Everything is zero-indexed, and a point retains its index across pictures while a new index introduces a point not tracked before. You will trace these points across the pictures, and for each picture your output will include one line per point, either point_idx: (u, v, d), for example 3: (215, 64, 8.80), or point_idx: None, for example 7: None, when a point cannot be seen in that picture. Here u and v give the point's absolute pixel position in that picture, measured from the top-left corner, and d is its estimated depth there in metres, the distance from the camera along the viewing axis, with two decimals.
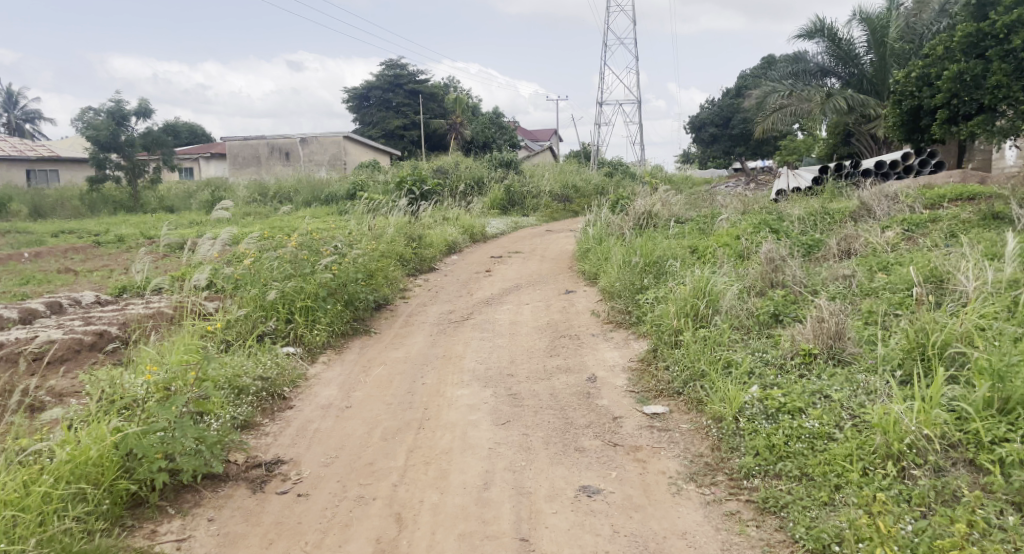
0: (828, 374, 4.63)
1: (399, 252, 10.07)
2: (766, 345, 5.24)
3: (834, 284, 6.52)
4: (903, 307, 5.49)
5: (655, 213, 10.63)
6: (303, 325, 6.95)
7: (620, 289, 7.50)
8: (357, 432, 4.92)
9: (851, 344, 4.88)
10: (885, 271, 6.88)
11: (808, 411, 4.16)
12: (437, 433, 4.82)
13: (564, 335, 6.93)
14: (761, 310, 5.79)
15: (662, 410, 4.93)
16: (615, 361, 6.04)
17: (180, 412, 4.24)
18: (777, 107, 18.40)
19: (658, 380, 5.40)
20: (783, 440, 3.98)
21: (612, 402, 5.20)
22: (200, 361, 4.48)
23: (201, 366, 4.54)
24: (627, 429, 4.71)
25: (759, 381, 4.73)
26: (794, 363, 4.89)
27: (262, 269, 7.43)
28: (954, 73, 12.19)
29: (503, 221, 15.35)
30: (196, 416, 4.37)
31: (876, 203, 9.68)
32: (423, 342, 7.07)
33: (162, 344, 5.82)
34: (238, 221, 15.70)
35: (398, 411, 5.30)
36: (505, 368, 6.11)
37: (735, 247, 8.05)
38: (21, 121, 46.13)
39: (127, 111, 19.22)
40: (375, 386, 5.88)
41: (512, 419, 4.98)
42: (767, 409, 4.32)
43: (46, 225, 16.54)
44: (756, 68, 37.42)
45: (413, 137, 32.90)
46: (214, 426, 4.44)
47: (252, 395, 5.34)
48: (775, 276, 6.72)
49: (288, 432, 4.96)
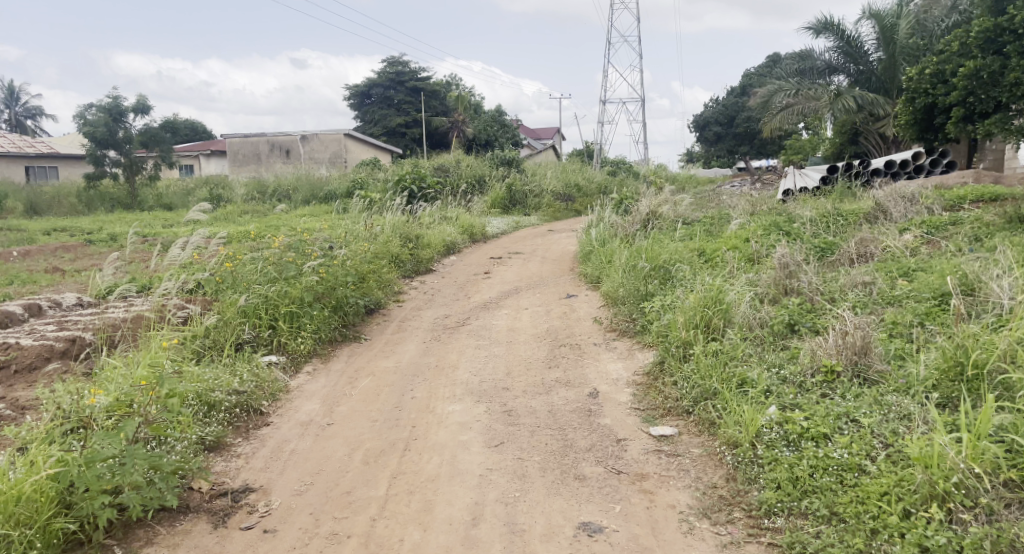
0: (854, 394, 4.22)
1: (395, 253, 9.65)
2: (783, 359, 4.82)
3: (854, 292, 6.10)
4: (932, 319, 5.09)
5: (660, 214, 10.21)
6: (286, 332, 6.50)
7: (624, 295, 7.08)
8: (337, 454, 4.51)
9: (878, 361, 4.47)
10: (908, 278, 6.45)
11: (835, 438, 3.74)
12: (423, 457, 4.40)
13: (564, 343, 6.50)
14: (776, 320, 5.43)
15: (670, 432, 4.50)
16: (618, 375, 5.61)
17: (135, 437, 3.83)
18: (783, 106, 17.95)
19: (666, 397, 4.97)
20: (808, 472, 3.56)
21: (615, 421, 4.77)
22: (159, 378, 4.07)
23: (163, 384, 4.12)
24: (631, 454, 4.28)
25: (777, 402, 4.31)
26: (815, 382, 4.46)
27: (242, 272, 7.03)
28: (970, 70, 11.74)
29: (504, 220, 14.92)
30: (154, 439, 3.97)
31: (892, 204, 9.24)
32: (415, 350, 6.65)
33: (129, 353, 5.41)
34: (234, 220, 15.28)
35: (382, 429, 4.88)
36: (501, 381, 5.68)
37: (745, 251, 7.65)
38: (21, 117, 45.61)
39: (124, 108, 18.75)
40: (360, 400, 5.46)
41: (507, 440, 4.55)
42: (788, 435, 3.89)
43: (39, 223, 16.13)
44: (762, 68, 36.92)
45: (414, 135, 32.40)
46: (176, 449, 4.04)
47: (224, 411, 4.93)
48: (790, 283, 6.32)
49: (260, 454, 4.53)
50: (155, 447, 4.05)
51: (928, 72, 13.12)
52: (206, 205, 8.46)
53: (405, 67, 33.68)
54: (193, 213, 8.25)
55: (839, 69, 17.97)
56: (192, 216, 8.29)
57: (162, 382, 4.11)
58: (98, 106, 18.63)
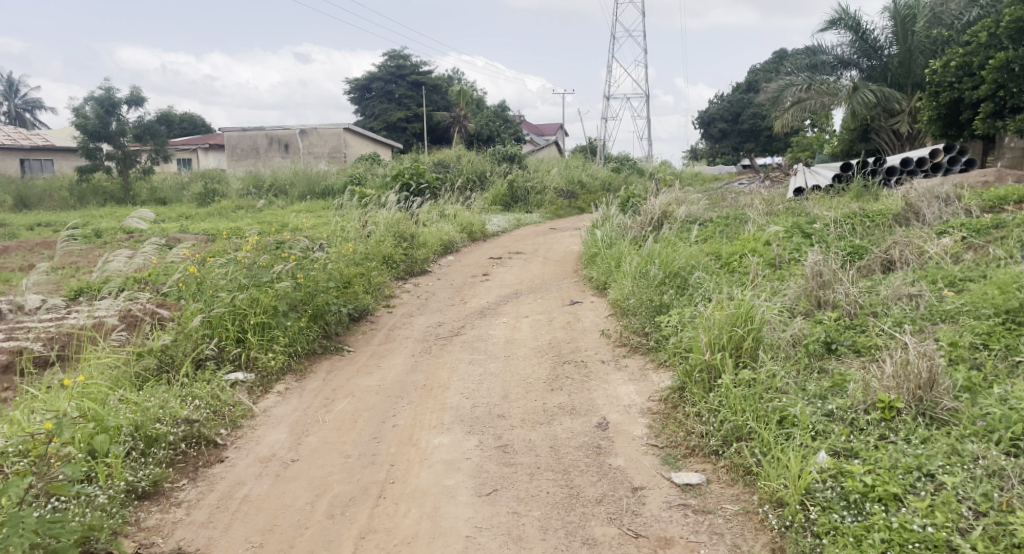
0: (922, 437, 3.48)
1: (386, 253, 8.85)
2: (829, 391, 4.06)
3: (898, 306, 5.37)
4: (998, 342, 4.41)
5: (672, 215, 9.44)
6: (256, 346, 5.74)
7: (635, 305, 6.33)
8: (298, 503, 3.80)
9: (947, 397, 3.70)
10: (956, 290, 5.72)
11: (909, 500, 3.05)
12: (400, 508, 3.70)
13: (569, 361, 5.74)
14: (810, 338, 4.78)
15: (697, 479, 3.75)
16: (631, 401, 4.86)
17: (25, 500, 3.19)
18: (794, 102, 17.15)
19: (689, 433, 4.20)
20: (882, 549, 2.90)
21: (629, 462, 4.02)
22: (56, 425, 3.41)
23: (64, 430, 3.44)
24: (652, 509, 3.57)
25: (829, 445, 3.56)
26: (872, 421, 3.69)
27: (208, 276, 6.16)
28: (1000, 62, 11.09)
29: (504, 218, 14.13)
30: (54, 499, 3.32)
31: (925, 205, 8.44)
32: (402, 365, 5.88)
33: (60, 378, 4.67)
34: (224, 217, 14.50)
35: (355, 468, 4.13)
36: (496, 406, 4.90)
37: (766, 255, 6.95)
38: (20, 109, 44.81)
39: (118, 99, 17.86)
40: (333, 429, 4.69)
41: (500, 487, 3.83)
42: (847, 495, 3.18)
43: (25, 217, 15.37)
44: (768, 63, 35.99)
45: (416, 130, 31.66)
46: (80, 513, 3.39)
47: (168, 447, 4.22)
48: (824, 294, 5.61)
49: (206, 502, 3.85)
50: (54, 509, 3.44)
51: (953, 64, 12.38)
52: (147, 212, 7.69)
53: (406, 61, 32.88)
54: (133, 218, 7.43)
55: (850, 63, 17.07)
56: (131, 223, 7.49)
57: (64, 427, 3.44)
58: (90, 98, 17.71)
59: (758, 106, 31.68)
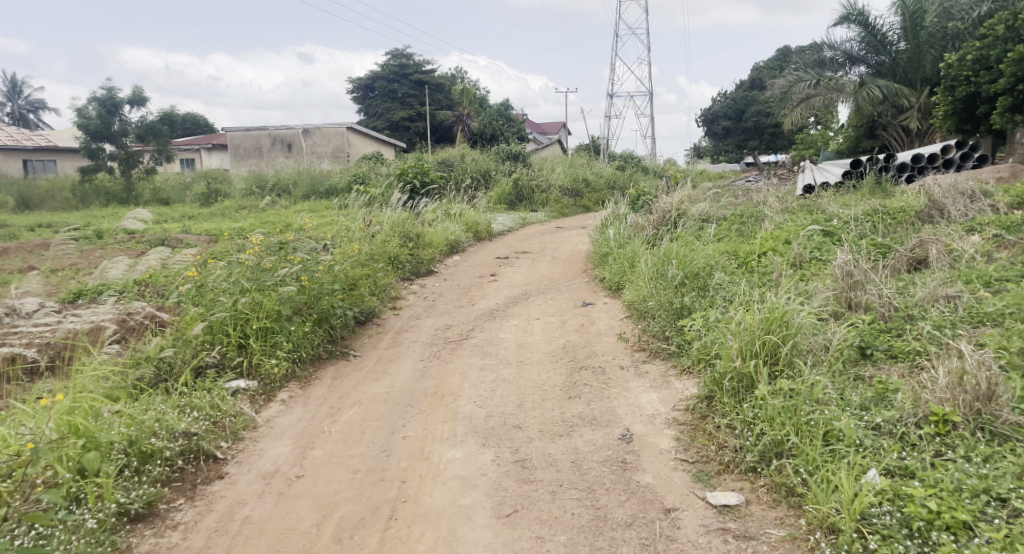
0: (986, 456, 3.23)
1: (392, 253, 8.55)
2: (875, 402, 3.75)
3: (935, 308, 5.06)
4: None
5: (686, 212, 9.13)
6: (258, 351, 5.45)
7: (653, 308, 6.03)
8: (304, 525, 3.53)
9: (1008, 409, 3.40)
10: (993, 291, 5.40)
11: (981, 529, 2.87)
12: (416, 531, 3.44)
13: (586, 367, 5.44)
14: (846, 343, 4.50)
15: (735, 501, 3.47)
16: (655, 410, 4.56)
17: None
18: (802, 98, 16.88)
19: (721, 447, 3.90)
20: None
21: (659, 479, 3.73)
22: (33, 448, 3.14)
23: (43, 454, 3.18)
24: (689, 534, 3.30)
25: (882, 464, 3.30)
26: (928, 435, 3.41)
27: (208, 278, 5.80)
28: (1018, 55, 10.76)
29: (510, 217, 13.83)
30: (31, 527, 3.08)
31: (949, 201, 8.13)
32: (411, 371, 5.59)
33: (51, 391, 4.39)
34: (227, 217, 14.25)
35: (364, 485, 3.85)
36: (512, 416, 4.61)
37: (788, 255, 6.64)
38: (24, 111, 44.64)
39: (120, 99, 17.59)
40: (339, 442, 4.41)
41: (521, 507, 3.55)
42: (911, 523, 3.00)
43: (25, 217, 15.12)
44: (772, 60, 35.60)
45: (418, 129, 31.36)
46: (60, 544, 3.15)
47: (165, 462, 3.94)
48: (856, 296, 5.31)
49: (204, 524, 3.58)
50: (37, 537, 3.22)
51: (970, 58, 12.02)
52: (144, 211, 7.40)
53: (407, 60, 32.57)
54: (129, 221, 7.15)
55: (859, 59, 16.62)
56: (128, 224, 7.19)
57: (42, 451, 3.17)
58: (92, 98, 17.42)
59: (764, 103, 31.27)
